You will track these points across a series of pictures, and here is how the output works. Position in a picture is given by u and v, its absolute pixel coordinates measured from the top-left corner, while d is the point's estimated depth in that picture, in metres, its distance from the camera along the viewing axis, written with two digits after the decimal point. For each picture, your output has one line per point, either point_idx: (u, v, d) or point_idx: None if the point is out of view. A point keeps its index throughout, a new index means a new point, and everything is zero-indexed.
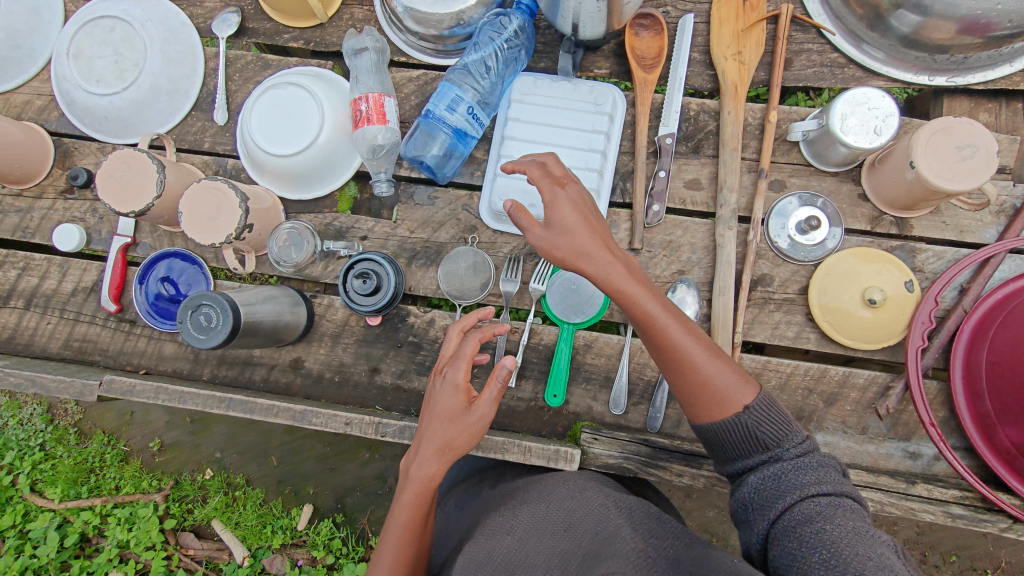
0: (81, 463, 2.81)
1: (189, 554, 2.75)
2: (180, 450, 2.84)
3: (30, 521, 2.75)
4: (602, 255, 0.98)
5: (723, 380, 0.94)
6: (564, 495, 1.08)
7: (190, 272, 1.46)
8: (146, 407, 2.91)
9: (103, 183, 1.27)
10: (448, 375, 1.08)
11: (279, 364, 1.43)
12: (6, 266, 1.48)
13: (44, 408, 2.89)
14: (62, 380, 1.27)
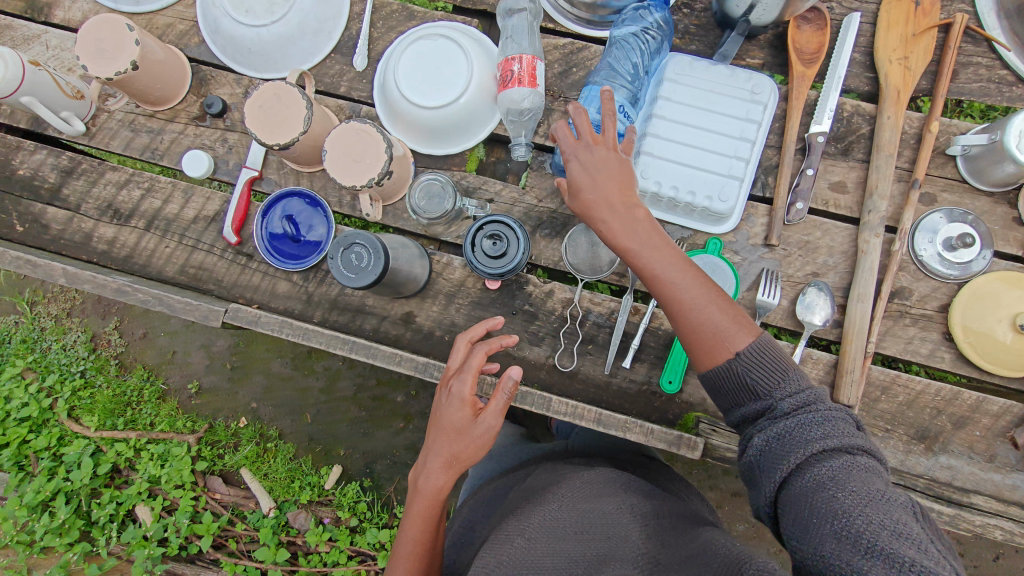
0: (119, 395, 3.03)
1: (216, 498, 2.88)
2: (217, 395, 3.07)
3: (64, 446, 2.89)
4: (604, 208, 1.02)
5: (720, 325, 0.93)
6: (576, 499, 1.10)
7: (312, 216, 1.46)
8: (186, 349, 3.12)
9: (253, 113, 1.27)
10: (453, 387, 1.13)
11: (391, 316, 1.44)
12: (131, 185, 1.49)
13: (88, 338, 3.11)
14: (189, 302, 1.29)
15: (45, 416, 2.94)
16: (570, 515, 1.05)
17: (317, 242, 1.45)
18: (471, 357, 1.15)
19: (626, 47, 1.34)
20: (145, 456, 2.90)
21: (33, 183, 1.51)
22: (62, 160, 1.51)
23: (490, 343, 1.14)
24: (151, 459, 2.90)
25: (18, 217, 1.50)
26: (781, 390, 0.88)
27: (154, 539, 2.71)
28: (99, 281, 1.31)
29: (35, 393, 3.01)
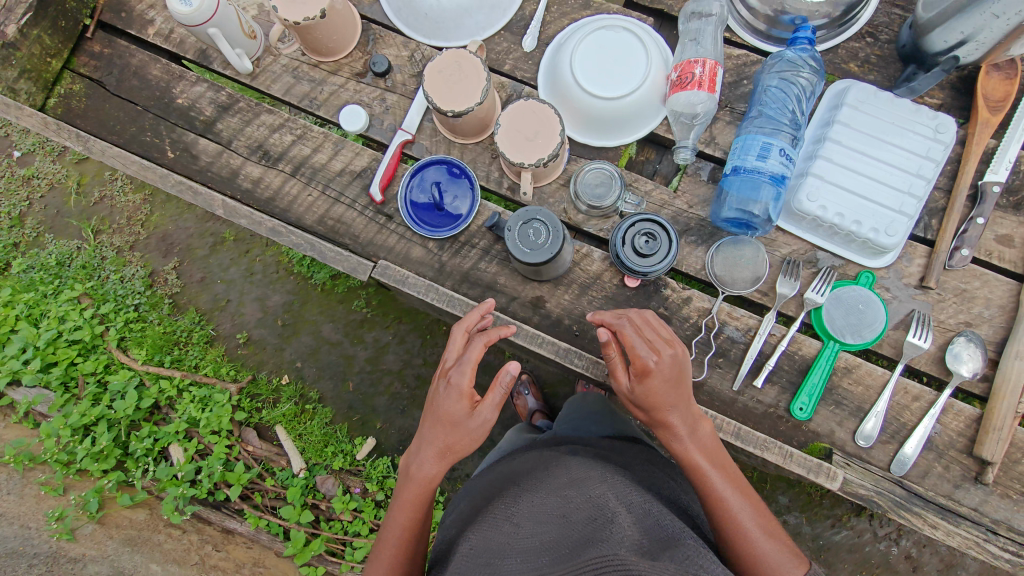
0: (169, 333, 3.12)
1: (249, 451, 2.89)
2: (262, 348, 3.16)
3: (109, 373, 2.93)
4: (681, 430, 1.10)
5: (775, 553, 0.99)
6: (562, 489, 1.11)
7: (457, 189, 1.45)
8: (241, 300, 3.22)
9: (433, 77, 1.30)
10: (453, 378, 1.15)
11: (520, 298, 1.43)
12: (284, 130, 1.52)
13: (148, 274, 3.25)
14: (341, 253, 1.33)
15: (95, 341, 2.97)
16: (556, 502, 1.07)
17: (456, 216, 1.45)
18: (469, 349, 1.16)
19: (777, 93, 1.32)
20: (187, 398, 2.91)
21: (189, 113, 1.54)
22: (221, 95, 1.54)
23: (487, 337, 1.15)
24: (191, 401, 2.91)
25: (169, 144, 1.53)
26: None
27: (184, 480, 2.69)
28: (256, 218, 1.34)
29: (88, 318, 3.05)
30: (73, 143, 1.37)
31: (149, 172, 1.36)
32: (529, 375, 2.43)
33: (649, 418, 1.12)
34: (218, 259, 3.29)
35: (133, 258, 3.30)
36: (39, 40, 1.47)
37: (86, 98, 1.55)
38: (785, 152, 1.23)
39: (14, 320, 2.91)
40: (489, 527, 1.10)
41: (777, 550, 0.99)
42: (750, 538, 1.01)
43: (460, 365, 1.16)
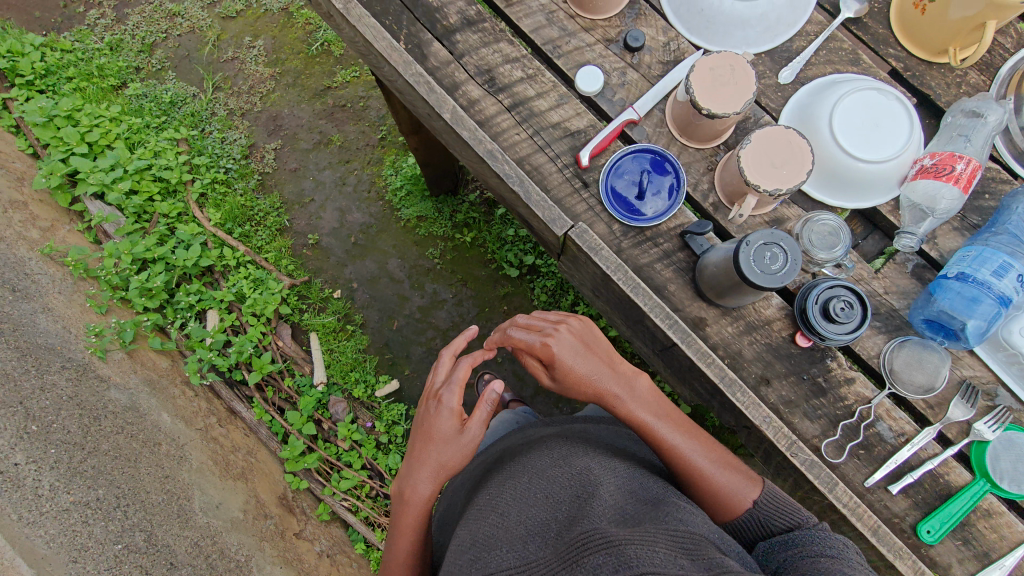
0: (246, 207, 3.76)
1: (279, 344, 3.36)
2: (326, 254, 3.73)
3: (180, 225, 3.53)
4: (621, 393, 1.26)
5: (733, 483, 1.18)
6: (545, 470, 1.25)
7: (661, 190, 1.43)
8: (321, 207, 3.84)
9: (702, 72, 1.28)
10: (444, 400, 1.35)
11: (683, 312, 1.39)
12: (516, 65, 1.51)
13: (247, 148, 3.94)
14: (545, 200, 1.29)
15: (177, 187, 3.66)
16: (541, 487, 1.19)
17: (649, 213, 1.43)
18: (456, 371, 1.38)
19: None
20: (243, 273, 3.47)
21: (433, 14, 1.54)
22: (471, 10, 1.54)
23: (471, 359, 1.36)
24: (245, 276, 3.46)
25: (404, 35, 1.53)
26: (802, 520, 1.11)
27: (209, 346, 3.09)
28: (478, 135, 1.32)
29: (179, 164, 3.75)
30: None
31: (396, 53, 1.35)
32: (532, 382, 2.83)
33: (586, 393, 1.28)
34: (317, 158, 3.94)
35: (262, 150, 3.97)
36: None
37: None
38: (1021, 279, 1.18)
39: (117, 138, 3.70)
40: (482, 518, 1.20)
41: (730, 477, 1.19)
42: (710, 475, 1.19)
43: (449, 387, 1.37)
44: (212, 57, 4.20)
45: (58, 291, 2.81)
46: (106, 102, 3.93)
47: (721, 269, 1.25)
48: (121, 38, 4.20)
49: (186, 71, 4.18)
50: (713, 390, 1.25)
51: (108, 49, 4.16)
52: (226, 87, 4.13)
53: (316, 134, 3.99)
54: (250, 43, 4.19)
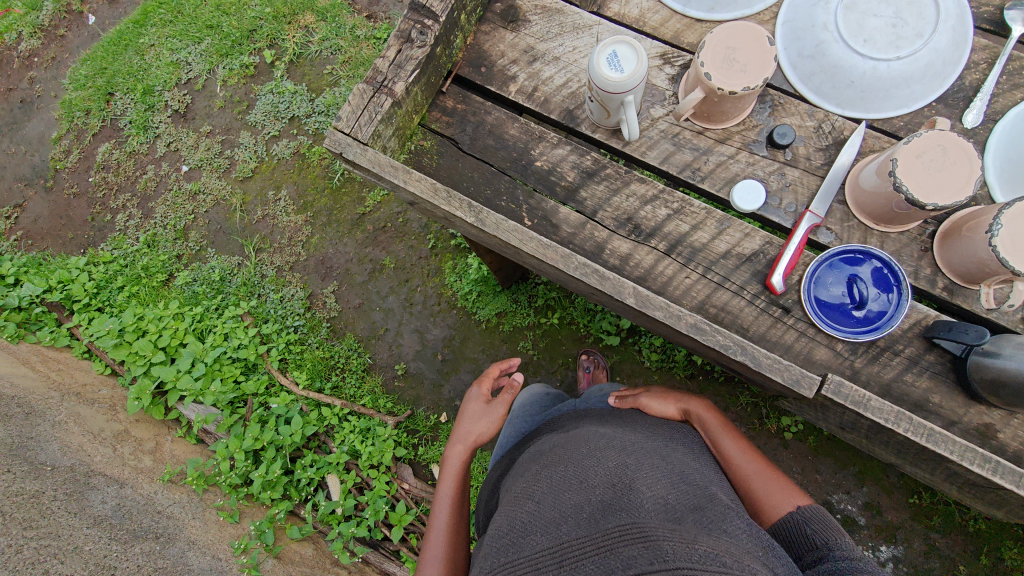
0: (327, 358, 3.45)
1: (405, 486, 3.03)
2: (420, 382, 3.40)
3: (272, 396, 3.20)
4: (699, 408, 1.40)
5: (774, 498, 1.17)
6: (586, 453, 1.11)
7: (876, 286, 1.23)
8: (397, 332, 3.51)
9: (909, 163, 1.09)
10: (472, 394, 1.64)
11: (962, 424, 1.18)
12: (658, 202, 1.36)
13: (307, 297, 3.61)
14: (779, 360, 1.12)
15: (257, 362, 3.33)
16: (577, 469, 1.06)
17: (873, 319, 1.23)
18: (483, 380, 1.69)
19: None
20: (348, 425, 3.16)
21: (549, 178, 1.41)
22: (586, 160, 1.40)
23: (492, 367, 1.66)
24: (353, 429, 3.16)
25: (527, 211, 1.40)
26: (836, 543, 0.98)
27: (343, 514, 2.84)
28: (674, 311, 1.16)
29: (252, 338, 3.42)
30: (465, 212, 1.25)
31: (551, 249, 1.21)
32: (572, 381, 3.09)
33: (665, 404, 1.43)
34: (377, 285, 3.59)
35: (321, 296, 3.61)
36: (415, 95, 1.36)
37: (438, 156, 1.45)
38: None
39: (186, 333, 3.36)
40: (512, 506, 1.07)
41: (774, 490, 1.19)
42: (756, 485, 1.21)
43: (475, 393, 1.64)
44: (245, 223, 3.79)
45: (190, 515, 2.55)
46: (162, 301, 3.59)
47: (1007, 378, 1.06)
48: (154, 232, 3.85)
49: (223, 245, 3.79)
50: None
51: (145, 247, 3.82)
52: (266, 247, 3.74)
53: (367, 263, 3.63)
54: (276, 197, 3.80)
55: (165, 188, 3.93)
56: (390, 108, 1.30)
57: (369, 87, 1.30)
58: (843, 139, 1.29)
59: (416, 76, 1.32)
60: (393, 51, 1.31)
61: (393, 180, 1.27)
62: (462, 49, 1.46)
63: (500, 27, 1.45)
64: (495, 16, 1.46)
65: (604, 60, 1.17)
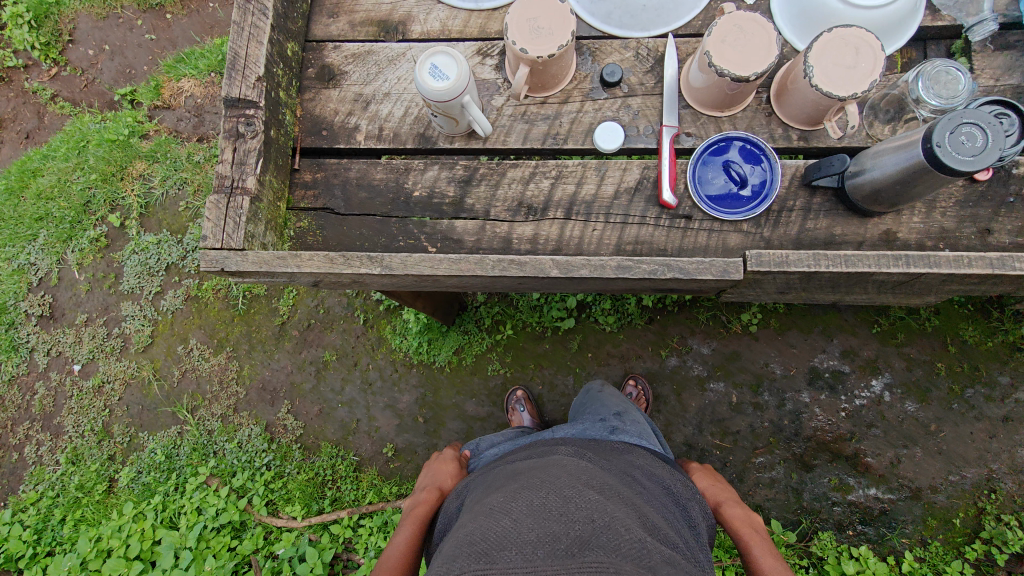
0: (313, 477, 3.25)
1: None
2: (415, 453, 3.26)
3: (274, 542, 3.07)
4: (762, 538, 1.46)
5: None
6: (569, 483, 1.19)
7: (748, 162, 1.36)
8: (369, 417, 3.34)
9: (719, 49, 1.20)
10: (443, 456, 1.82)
11: (868, 240, 1.30)
12: (538, 178, 1.41)
13: (264, 430, 3.39)
14: (702, 261, 1.19)
15: (243, 518, 3.13)
16: (557, 500, 1.13)
17: (758, 191, 1.35)
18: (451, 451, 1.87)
19: None
20: (365, 530, 3.04)
21: (433, 202, 1.43)
22: (457, 170, 1.43)
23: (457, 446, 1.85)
24: (371, 531, 3.03)
25: (428, 239, 1.41)
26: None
27: None
28: (596, 263, 1.21)
29: (227, 497, 3.20)
30: (369, 267, 1.24)
31: (463, 262, 1.23)
32: (528, 394, 3.15)
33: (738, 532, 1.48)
34: (328, 384, 3.41)
35: (278, 424, 3.39)
36: (270, 183, 1.34)
37: (321, 229, 1.43)
38: None
39: (155, 529, 3.08)
40: (484, 517, 1.12)
41: None
42: None
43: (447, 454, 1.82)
44: (167, 390, 3.52)
45: None
46: (115, 509, 3.27)
47: (880, 184, 1.18)
48: (74, 446, 3.48)
49: (154, 422, 3.49)
50: (982, 280, 1.16)
51: (71, 465, 3.44)
52: (200, 402, 3.49)
53: (309, 366, 3.44)
54: (187, 349, 3.55)
55: (65, 396, 3.58)
56: (251, 205, 1.27)
57: (221, 195, 1.26)
58: (661, 55, 1.40)
59: (263, 165, 1.30)
60: (229, 151, 1.27)
61: (286, 269, 1.24)
62: (296, 122, 1.45)
63: (322, 88, 1.46)
64: (313, 79, 1.46)
65: (428, 74, 1.20)
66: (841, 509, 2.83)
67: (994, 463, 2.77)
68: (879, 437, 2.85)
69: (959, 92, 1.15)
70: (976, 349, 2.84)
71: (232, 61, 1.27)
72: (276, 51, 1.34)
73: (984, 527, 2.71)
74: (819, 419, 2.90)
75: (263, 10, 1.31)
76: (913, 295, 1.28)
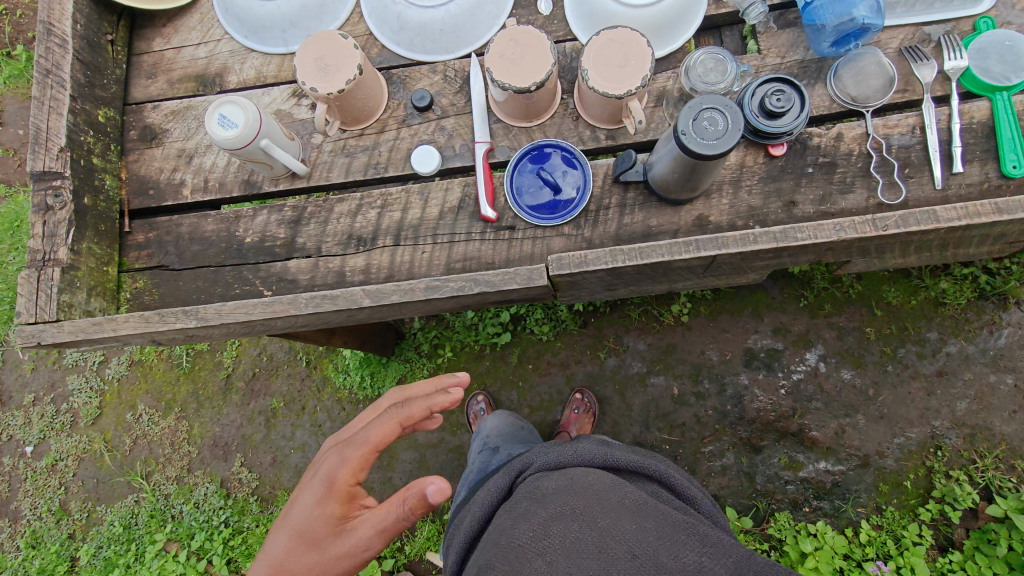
0: None
1: None
2: (370, 490, 3.13)
3: None
4: None
5: None
6: (592, 484, 1.06)
7: (564, 167, 1.37)
8: None
9: (497, 64, 1.23)
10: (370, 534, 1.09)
11: (683, 227, 1.32)
12: (364, 209, 1.42)
13: (218, 486, 3.28)
14: (507, 271, 1.20)
15: None
16: (582, 507, 1.01)
17: (579, 190, 1.36)
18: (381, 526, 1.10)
19: None
20: None
21: (265, 246, 1.43)
22: (286, 212, 1.44)
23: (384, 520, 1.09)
24: None
25: (262, 284, 1.41)
26: None
27: None
28: (405, 287, 1.21)
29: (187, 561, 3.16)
30: (184, 321, 1.23)
31: (277, 304, 1.23)
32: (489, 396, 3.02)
33: None
34: (279, 432, 3.28)
35: (232, 479, 3.28)
36: (89, 251, 1.35)
37: (156, 287, 1.43)
38: None
39: None
40: (498, 534, 1.02)
41: None
42: None
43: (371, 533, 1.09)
44: (120, 460, 3.42)
45: None
46: None
47: (667, 175, 1.21)
48: (33, 530, 3.42)
49: (110, 493, 3.40)
50: (778, 253, 1.18)
51: (32, 550, 3.38)
52: (153, 466, 3.39)
53: (259, 416, 3.31)
54: (136, 416, 3.44)
55: (21, 480, 3.50)
56: (64, 275, 1.27)
57: (32, 269, 1.26)
58: (468, 75, 1.44)
59: (77, 235, 1.31)
60: (38, 225, 1.28)
61: (102, 335, 1.23)
62: (122, 186, 1.47)
63: (146, 148, 1.48)
64: (136, 141, 1.49)
65: (216, 124, 1.22)
66: (794, 486, 2.66)
67: (936, 420, 2.61)
68: (821, 409, 2.69)
69: (728, 75, 1.27)
70: (903, 309, 2.70)
71: (34, 135, 1.29)
72: (82, 120, 1.37)
73: (935, 486, 2.56)
74: (760, 400, 2.74)
75: (61, 82, 1.33)
76: (732, 275, 1.29)
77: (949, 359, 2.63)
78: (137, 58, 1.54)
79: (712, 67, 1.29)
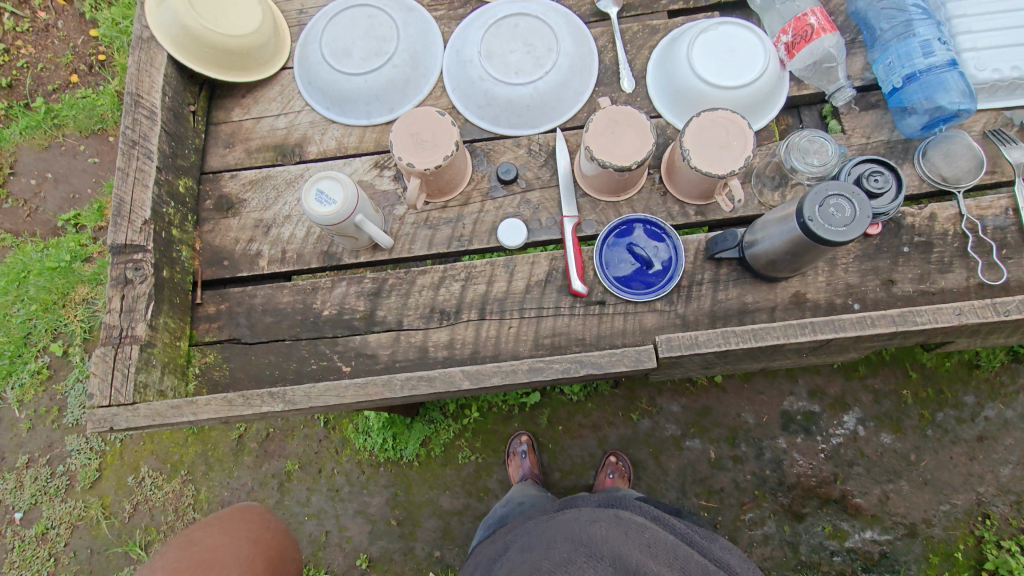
0: None
1: None
2: (391, 562, 2.80)
3: None
4: None
5: None
6: (612, 522, 1.04)
7: (651, 242, 1.35)
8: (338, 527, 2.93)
9: (596, 142, 1.23)
10: None
11: (780, 304, 1.30)
12: (447, 281, 1.39)
13: None
14: (614, 353, 1.15)
15: None
16: (602, 531, 1.01)
17: (667, 265, 1.34)
18: None
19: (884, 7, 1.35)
20: None
21: (343, 319, 1.38)
22: (365, 283, 1.40)
23: None
24: None
25: (341, 359, 1.35)
26: None
27: None
28: (507, 368, 1.16)
29: None
30: (270, 404, 1.15)
31: (370, 385, 1.17)
32: (530, 437, 2.77)
33: None
34: (294, 496, 2.91)
35: None
36: (165, 326, 1.29)
37: (227, 362, 1.37)
38: (942, 46, 1.29)
39: None
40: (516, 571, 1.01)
41: None
42: None
43: None
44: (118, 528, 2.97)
45: None
46: None
47: (773, 253, 1.19)
48: None
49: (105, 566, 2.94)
50: (891, 336, 1.15)
51: None
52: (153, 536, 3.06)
53: (271, 480, 2.95)
54: (138, 479, 2.99)
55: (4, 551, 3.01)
56: (142, 352, 1.21)
57: (108, 347, 1.19)
58: (553, 149, 1.45)
59: (155, 309, 1.26)
60: (116, 299, 1.23)
61: (180, 419, 1.15)
62: (195, 256, 1.43)
63: (221, 218, 1.45)
64: (211, 210, 1.46)
65: (314, 200, 1.20)
66: (839, 557, 2.43)
67: (982, 487, 2.44)
68: (863, 474, 2.49)
69: (830, 157, 1.27)
70: (938, 371, 2.56)
71: (118, 208, 1.27)
72: (165, 191, 1.34)
73: (987, 558, 2.37)
74: (800, 464, 2.54)
75: (148, 153, 1.33)
76: (835, 354, 1.26)
77: (989, 423, 2.49)
78: (215, 126, 1.53)
79: (818, 146, 1.29)
